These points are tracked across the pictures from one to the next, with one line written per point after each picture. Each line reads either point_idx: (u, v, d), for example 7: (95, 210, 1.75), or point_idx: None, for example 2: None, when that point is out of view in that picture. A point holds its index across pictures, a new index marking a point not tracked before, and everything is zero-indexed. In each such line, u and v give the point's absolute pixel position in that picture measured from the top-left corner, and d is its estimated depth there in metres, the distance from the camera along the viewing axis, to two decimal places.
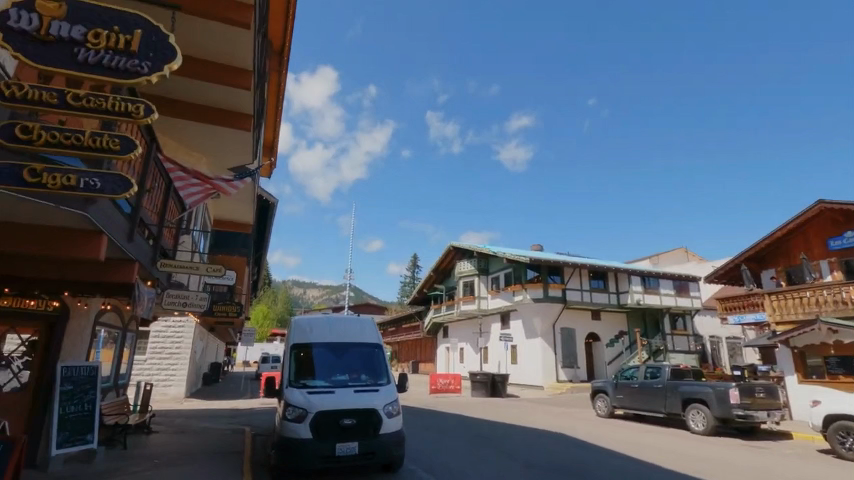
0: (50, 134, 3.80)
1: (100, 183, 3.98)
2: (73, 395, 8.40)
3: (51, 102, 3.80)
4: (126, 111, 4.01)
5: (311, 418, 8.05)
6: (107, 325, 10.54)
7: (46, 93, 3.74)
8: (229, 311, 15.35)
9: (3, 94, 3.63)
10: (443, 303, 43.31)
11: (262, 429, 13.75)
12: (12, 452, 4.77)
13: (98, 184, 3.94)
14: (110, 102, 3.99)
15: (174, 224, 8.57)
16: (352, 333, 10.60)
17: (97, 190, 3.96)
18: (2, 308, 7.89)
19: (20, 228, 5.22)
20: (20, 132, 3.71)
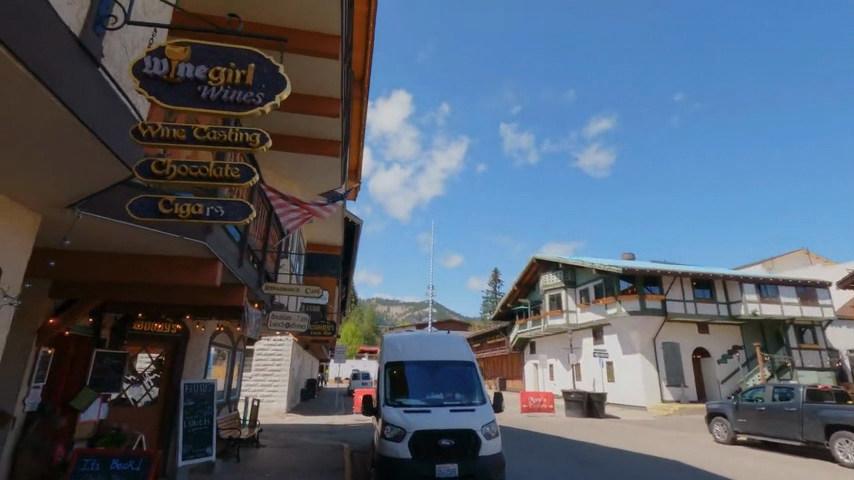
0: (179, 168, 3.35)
1: (224, 210, 3.71)
2: (194, 409, 9.15)
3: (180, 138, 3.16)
4: (242, 140, 3.23)
5: (409, 437, 7.96)
6: (219, 345, 11.37)
7: (174, 129, 3.11)
8: (324, 330, 16.02)
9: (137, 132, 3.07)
10: (529, 318, 41.94)
11: (359, 445, 14.02)
12: (152, 463, 5.18)
13: (221, 211, 3.67)
14: (230, 133, 3.26)
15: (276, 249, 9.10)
16: (444, 351, 10.48)
17: (220, 218, 3.69)
18: (137, 331, 8.74)
19: (152, 259, 5.70)
20: (161, 205, 3.67)
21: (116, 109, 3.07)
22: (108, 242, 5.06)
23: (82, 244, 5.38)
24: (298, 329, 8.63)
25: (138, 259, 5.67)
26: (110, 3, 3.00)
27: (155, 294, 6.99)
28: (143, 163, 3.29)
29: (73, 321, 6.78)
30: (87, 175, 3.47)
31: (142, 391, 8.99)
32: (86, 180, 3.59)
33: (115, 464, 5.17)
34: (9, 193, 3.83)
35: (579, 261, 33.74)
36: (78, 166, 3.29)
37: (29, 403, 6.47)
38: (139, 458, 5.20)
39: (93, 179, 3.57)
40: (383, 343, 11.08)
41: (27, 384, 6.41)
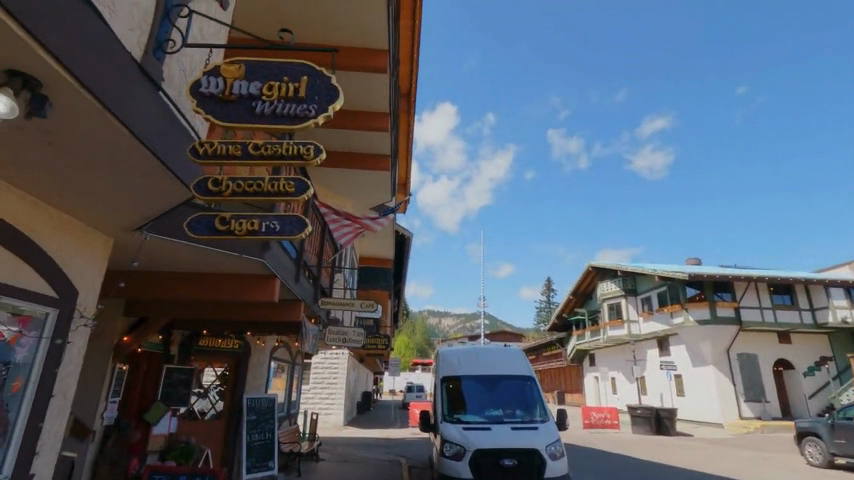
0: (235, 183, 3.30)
1: (279, 224, 3.56)
2: (257, 423, 9.33)
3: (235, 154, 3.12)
4: (295, 153, 3.11)
5: (469, 456, 7.66)
6: (279, 359, 11.62)
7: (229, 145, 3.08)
8: (378, 343, 16.05)
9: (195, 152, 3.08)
10: (587, 328, 40.22)
11: (417, 461, 13.80)
12: None
13: (275, 224, 3.52)
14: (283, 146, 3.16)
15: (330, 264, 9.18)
16: (502, 365, 10.10)
17: (275, 232, 3.53)
18: (202, 346, 9.05)
19: (214, 278, 5.86)
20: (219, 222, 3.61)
21: (176, 131, 3.13)
22: (174, 261, 5.25)
23: (150, 265, 5.63)
24: (354, 344, 8.61)
25: (201, 278, 5.85)
26: (168, 27, 3.09)
27: (219, 311, 7.22)
28: (201, 181, 3.24)
29: (145, 339, 7.13)
30: (151, 198, 3.58)
31: (208, 405, 9.27)
32: (151, 203, 3.71)
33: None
34: (84, 219, 4.03)
35: (639, 268, 32.05)
36: (143, 189, 3.40)
37: (106, 417, 6.81)
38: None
39: (158, 202, 3.68)
40: (439, 357, 10.87)
41: (105, 399, 6.79)
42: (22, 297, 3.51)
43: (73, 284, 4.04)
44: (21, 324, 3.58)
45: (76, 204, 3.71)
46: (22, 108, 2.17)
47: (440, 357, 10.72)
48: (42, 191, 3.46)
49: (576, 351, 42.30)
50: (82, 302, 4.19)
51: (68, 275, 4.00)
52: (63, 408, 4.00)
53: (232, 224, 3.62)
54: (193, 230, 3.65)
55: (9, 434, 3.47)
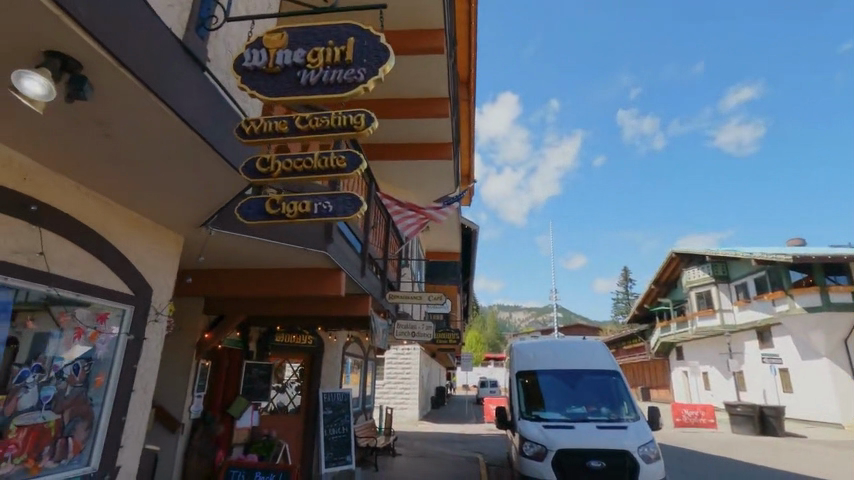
0: (284, 163, 3.06)
1: (333, 204, 3.34)
2: (333, 418, 9.44)
3: (282, 131, 2.92)
4: (346, 125, 2.86)
5: (552, 457, 7.11)
6: (352, 354, 11.71)
7: (275, 122, 2.89)
8: (449, 338, 15.81)
9: (241, 132, 2.92)
10: (673, 319, 37.32)
11: (495, 458, 13.37)
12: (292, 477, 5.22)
13: (329, 205, 3.30)
14: (332, 118, 2.89)
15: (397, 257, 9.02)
16: (582, 358, 9.41)
17: (329, 213, 3.31)
18: (279, 342, 9.34)
19: (282, 273, 5.86)
20: (269, 205, 3.42)
21: (222, 113, 3.01)
22: (242, 257, 5.28)
23: (221, 262, 5.74)
24: (423, 338, 8.38)
25: (269, 272, 5.88)
26: (210, 4, 3.00)
27: (289, 306, 7.30)
28: (250, 161, 3.10)
29: (224, 335, 7.38)
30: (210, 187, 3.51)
31: (287, 399, 9.48)
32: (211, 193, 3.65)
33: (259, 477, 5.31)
34: (154, 218, 4.09)
35: (731, 252, 29.11)
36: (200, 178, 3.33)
37: (193, 411, 7.12)
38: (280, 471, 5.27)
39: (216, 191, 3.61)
40: (513, 350, 10.33)
41: (191, 394, 7.11)
42: (99, 294, 3.59)
43: (148, 281, 4.12)
44: (100, 320, 3.67)
45: (143, 202, 3.76)
46: (62, 91, 2.14)
47: (514, 351, 10.20)
48: (111, 190, 3.53)
49: (661, 344, 39.42)
50: (158, 298, 4.27)
51: (143, 273, 4.07)
52: (144, 403, 4.09)
53: (283, 205, 3.40)
54: (243, 213, 3.45)
55: (93, 428, 3.56)
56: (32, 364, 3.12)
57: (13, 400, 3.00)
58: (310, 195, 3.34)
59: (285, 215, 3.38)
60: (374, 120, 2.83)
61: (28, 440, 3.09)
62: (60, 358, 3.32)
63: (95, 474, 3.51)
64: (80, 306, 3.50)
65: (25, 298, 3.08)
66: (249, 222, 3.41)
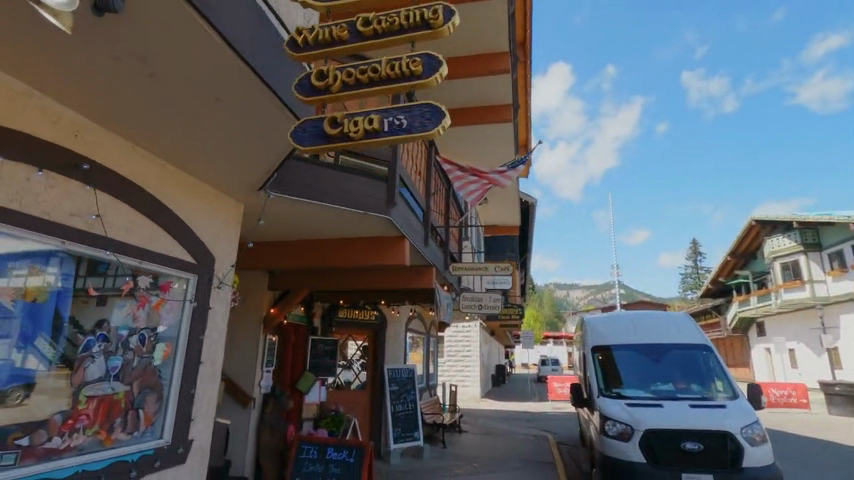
0: (344, 72, 3.00)
1: (406, 118, 2.92)
2: (399, 394, 9.49)
3: (342, 37, 3.13)
4: (420, 21, 3.08)
5: (640, 437, 6.45)
6: (414, 330, 11.50)
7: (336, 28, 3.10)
8: (512, 313, 15.25)
9: (296, 41, 3.08)
10: (753, 292, 34.39)
11: (566, 437, 12.80)
12: (365, 455, 4.99)
13: (402, 119, 2.89)
14: (402, 16, 3.11)
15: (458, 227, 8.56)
16: (665, 331, 8.59)
17: (402, 129, 2.89)
18: (342, 318, 9.19)
19: (344, 243, 5.58)
20: (329, 124, 3.01)
21: (265, 42, 2.74)
22: (301, 226, 5.04)
23: (280, 233, 5.54)
24: (490, 312, 7.90)
25: (330, 242, 5.63)
26: None
27: (351, 279, 7.11)
28: (304, 77, 3.02)
29: (289, 310, 7.31)
30: (264, 129, 3.28)
31: (352, 376, 9.40)
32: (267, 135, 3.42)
33: (331, 453, 5.12)
34: (212, 183, 3.90)
35: (824, 216, 26.09)
36: (254, 117, 3.13)
37: (263, 386, 7.16)
38: (353, 447, 5.07)
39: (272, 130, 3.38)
40: (585, 325, 9.62)
41: (260, 369, 7.15)
42: (161, 261, 3.41)
43: (210, 250, 3.94)
44: (163, 290, 3.51)
45: (199, 163, 3.55)
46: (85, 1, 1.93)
47: (586, 325, 9.49)
48: (166, 150, 3.35)
49: (740, 320, 36.56)
50: (221, 267, 4.09)
51: (204, 241, 3.89)
52: (214, 375, 3.94)
53: (344, 124, 2.97)
54: (296, 140, 3.05)
55: (164, 400, 3.44)
56: (97, 334, 2.99)
57: (80, 371, 2.88)
58: (379, 111, 2.95)
59: (348, 135, 2.95)
60: (450, 12, 3.07)
61: (99, 411, 2.98)
62: (125, 328, 3.19)
63: (169, 447, 3.40)
64: (142, 274, 3.34)
65: (85, 264, 2.92)
66: (305, 148, 3.00)
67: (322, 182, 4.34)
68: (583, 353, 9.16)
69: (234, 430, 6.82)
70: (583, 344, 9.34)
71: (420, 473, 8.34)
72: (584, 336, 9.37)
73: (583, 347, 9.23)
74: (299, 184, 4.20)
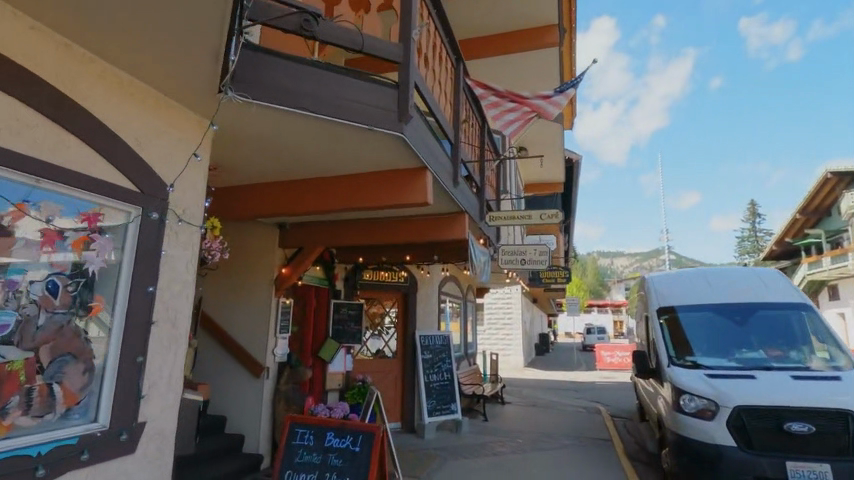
0: None
1: None
2: (433, 363, 8.59)
3: None
4: None
5: (728, 416, 5.19)
6: (451, 294, 10.50)
7: None
8: (557, 276, 13.99)
9: None
10: (827, 253, 31.11)
11: (621, 410, 11.60)
12: (372, 444, 4.13)
13: None
14: None
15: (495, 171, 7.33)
16: (750, 288, 7.12)
17: None
18: (368, 281, 8.27)
19: (353, 180, 4.53)
20: None
21: None
22: (295, 154, 4.02)
23: (276, 170, 4.54)
24: (533, 268, 6.70)
25: (337, 180, 4.59)
26: None
27: (371, 234, 6.18)
28: None
29: (303, 269, 6.43)
30: None
31: (381, 344, 8.53)
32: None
33: (331, 439, 4.25)
34: (159, 85, 2.90)
35: None
36: None
37: (277, 355, 6.40)
38: (359, 432, 4.20)
39: None
40: (648, 284, 8.23)
41: (273, 337, 6.37)
42: (75, 184, 2.47)
43: (161, 177, 2.98)
44: (87, 225, 2.57)
45: (126, 45, 2.54)
46: None
47: (648, 285, 8.12)
48: (69, 19, 2.34)
49: (809, 283, 33.40)
50: (181, 200, 3.13)
51: (153, 164, 2.93)
52: (177, 341, 3.06)
53: None
54: None
55: (96, 372, 2.57)
56: None
57: None
58: None
59: None
60: None
61: None
62: (20, 272, 2.27)
63: (110, 434, 2.55)
64: (48, 198, 2.40)
65: None
66: None
67: (312, 88, 3.27)
68: (646, 317, 7.85)
69: (248, 403, 6.12)
70: (646, 307, 8.00)
71: (459, 449, 7.44)
72: (647, 297, 8.00)
73: (646, 309, 7.90)
74: (277, 87, 3.15)
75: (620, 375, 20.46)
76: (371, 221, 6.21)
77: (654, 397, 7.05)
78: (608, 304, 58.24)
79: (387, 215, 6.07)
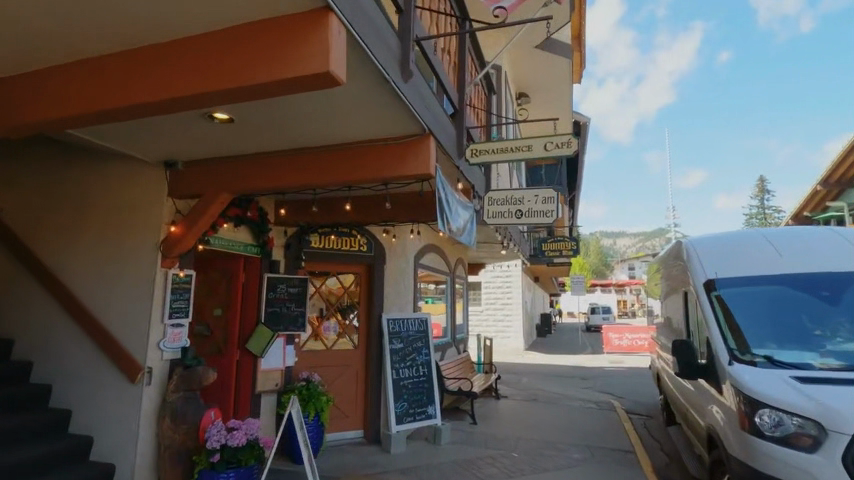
0: None
1: None
2: (404, 355, 6.67)
3: None
4: None
5: (842, 447, 3.35)
6: (434, 267, 8.54)
7: None
8: (562, 249, 12.07)
9: None
10: None
11: (639, 406, 9.75)
12: None
13: None
14: None
15: (476, 87, 5.31)
16: (831, 250, 5.14)
17: None
18: (317, 249, 6.34)
19: (206, 46, 2.55)
20: None
21: None
22: None
23: (70, 25, 2.55)
24: (531, 226, 4.76)
25: (184, 47, 2.62)
26: None
27: (294, 171, 4.23)
28: None
29: (201, 226, 4.46)
30: None
31: (338, 331, 6.62)
32: None
33: None
34: None
35: None
36: None
37: (166, 351, 4.45)
38: None
39: None
40: (685, 250, 6.24)
41: (159, 325, 4.43)
42: None
43: None
44: None
45: None
46: None
47: (686, 250, 6.14)
48: None
49: None
50: None
51: None
52: None
53: None
54: None
55: None
56: None
57: None
58: None
59: None
60: None
61: None
62: None
63: None
64: None
65: None
66: None
67: None
68: (686, 291, 5.88)
69: (122, 417, 4.27)
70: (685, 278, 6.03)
71: (435, 468, 5.58)
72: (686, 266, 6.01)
73: (686, 281, 5.93)
74: None
75: (630, 359, 18.65)
76: (293, 153, 4.25)
77: (700, 400, 5.15)
78: (613, 283, 56.34)
79: (316, 143, 4.11)
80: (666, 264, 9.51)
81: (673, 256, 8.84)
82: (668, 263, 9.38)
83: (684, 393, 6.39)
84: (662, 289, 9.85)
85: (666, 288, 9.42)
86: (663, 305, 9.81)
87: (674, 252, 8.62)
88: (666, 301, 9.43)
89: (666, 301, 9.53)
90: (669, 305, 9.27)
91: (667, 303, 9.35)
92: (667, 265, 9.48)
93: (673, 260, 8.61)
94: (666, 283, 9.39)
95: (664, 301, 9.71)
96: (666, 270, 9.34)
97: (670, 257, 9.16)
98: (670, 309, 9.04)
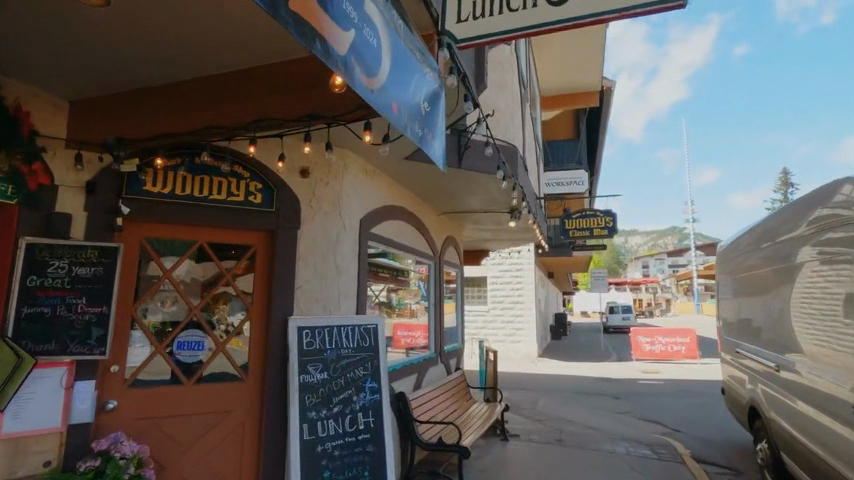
0: None
1: None
2: (330, 396, 3.61)
3: None
4: None
5: None
6: (405, 245, 5.47)
7: None
8: (594, 225, 8.90)
9: None
10: None
11: (711, 451, 6.66)
12: None
13: None
14: None
15: None
16: None
17: None
18: (158, 195, 3.38)
19: None
20: None
21: None
22: None
23: None
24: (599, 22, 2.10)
25: None
26: None
27: None
28: None
29: None
30: None
31: (210, 351, 3.57)
32: None
33: None
34: None
35: None
36: None
37: None
38: None
39: None
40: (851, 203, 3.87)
41: None
42: None
43: None
44: None
45: None
46: None
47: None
48: None
49: None
50: None
51: None
52: None
53: None
54: None
55: None
56: None
57: None
58: None
59: None
60: None
61: None
62: None
63: None
64: None
65: None
66: None
67: None
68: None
69: None
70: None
71: None
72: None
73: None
74: None
75: (667, 369, 15.43)
76: None
77: None
78: (631, 280, 52.74)
79: None
80: (747, 246, 6.45)
81: (767, 231, 5.84)
82: (749, 246, 6.39)
83: (830, 442, 4.04)
84: (738, 284, 6.79)
85: (748, 280, 6.36)
86: (737, 306, 6.78)
87: (773, 225, 5.64)
88: (748, 300, 6.37)
89: (745, 299, 6.47)
90: (752, 307, 6.23)
91: (750, 304, 6.30)
92: (749, 248, 6.44)
93: (772, 237, 5.60)
94: (748, 276, 6.34)
95: (741, 300, 6.67)
96: (749, 254, 6.30)
97: (757, 235, 6.15)
98: (758, 313, 5.97)
